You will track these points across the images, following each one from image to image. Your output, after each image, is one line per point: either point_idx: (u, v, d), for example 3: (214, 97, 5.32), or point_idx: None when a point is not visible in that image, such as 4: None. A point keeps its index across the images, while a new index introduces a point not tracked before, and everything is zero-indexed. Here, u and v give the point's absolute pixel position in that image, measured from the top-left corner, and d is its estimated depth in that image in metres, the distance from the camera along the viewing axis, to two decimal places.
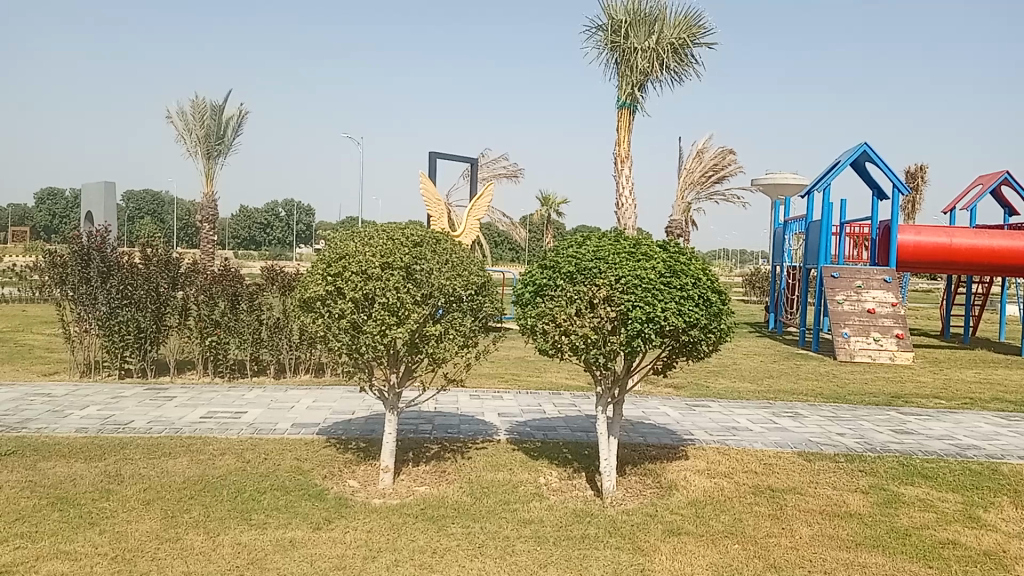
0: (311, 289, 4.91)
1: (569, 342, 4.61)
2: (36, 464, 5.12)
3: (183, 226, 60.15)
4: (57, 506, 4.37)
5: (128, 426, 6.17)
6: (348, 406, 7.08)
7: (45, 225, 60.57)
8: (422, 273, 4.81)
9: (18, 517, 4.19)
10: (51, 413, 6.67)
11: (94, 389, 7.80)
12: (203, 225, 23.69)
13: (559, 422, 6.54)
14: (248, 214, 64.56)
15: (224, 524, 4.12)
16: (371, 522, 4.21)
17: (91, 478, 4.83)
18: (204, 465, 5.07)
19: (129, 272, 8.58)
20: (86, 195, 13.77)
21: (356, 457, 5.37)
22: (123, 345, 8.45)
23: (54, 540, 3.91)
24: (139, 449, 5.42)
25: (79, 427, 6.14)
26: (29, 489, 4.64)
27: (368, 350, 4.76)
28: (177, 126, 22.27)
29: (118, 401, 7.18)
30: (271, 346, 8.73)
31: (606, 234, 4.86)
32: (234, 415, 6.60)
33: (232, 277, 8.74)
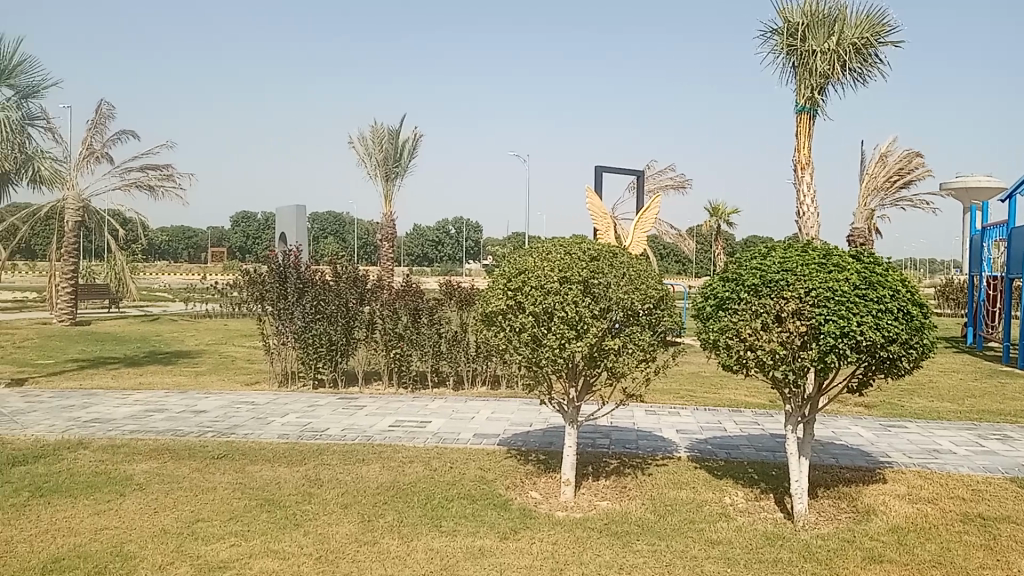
0: (492, 303, 5.03)
1: (755, 358, 4.44)
2: (246, 467, 5.56)
3: (362, 245, 63.41)
4: (265, 507, 4.70)
5: (324, 433, 6.55)
6: (527, 418, 7.18)
7: (240, 246, 65.55)
8: (601, 287, 4.80)
9: (232, 517, 4.55)
10: (256, 419, 7.20)
11: (292, 398, 8.34)
12: (383, 243, 24.95)
13: (742, 441, 6.34)
14: (421, 231, 67.21)
15: (417, 529, 4.28)
16: (556, 534, 4.24)
17: (294, 482, 5.16)
18: (394, 472, 5.30)
19: (322, 289, 9.13)
20: (280, 218, 14.75)
21: (537, 469, 5.43)
22: (316, 357, 9.00)
23: (264, 539, 4.20)
24: (335, 455, 5.74)
25: (281, 433, 6.58)
26: (241, 491, 5.03)
27: (549, 363, 4.81)
28: (359, 151, 23.59)
29: (314, 409, 7.63)
30: (450, 358, 8.97)
31: (792, 245, 4.69)
32: (420, 424, 6.87)
33: (414, 293, 9.17)
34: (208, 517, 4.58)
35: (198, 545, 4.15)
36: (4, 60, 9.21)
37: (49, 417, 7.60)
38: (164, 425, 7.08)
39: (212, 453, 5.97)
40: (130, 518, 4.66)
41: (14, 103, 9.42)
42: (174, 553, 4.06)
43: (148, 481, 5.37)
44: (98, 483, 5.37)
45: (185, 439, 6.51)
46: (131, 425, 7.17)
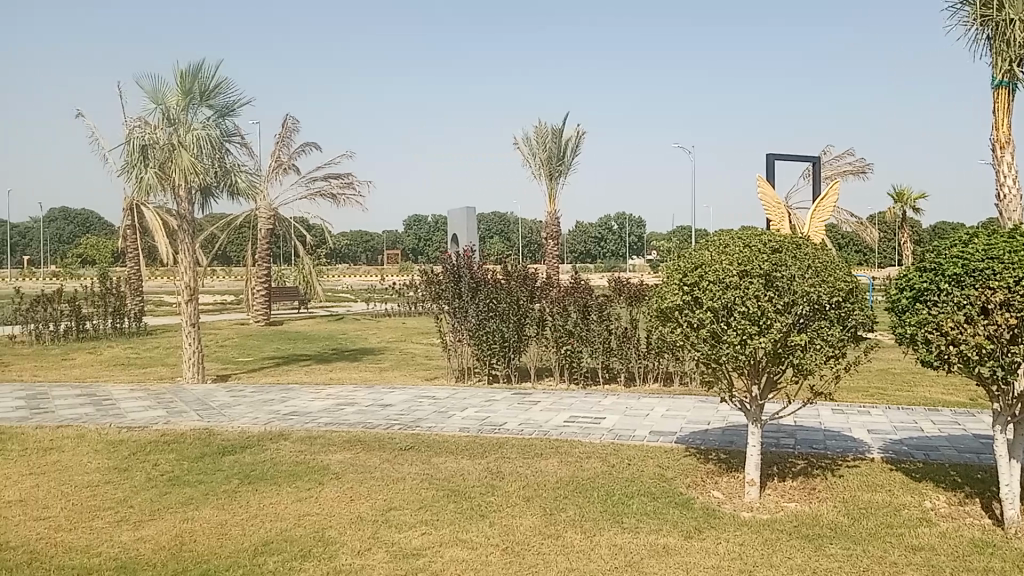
0: (668, 299, 4.98)
1: (958, 353, 4.15)
2: (431, 459, 5.81)
3: (527, 243, 64.41)
4: (451, 498, 4.88)
5: (502, 427, 6.72)
6: (704, 416, 7.04)
7: (411, 248, 68.28)
8: (784, 280, 4.64)
9: (422, 507, 4.76)
10: (437, 413, 7.50)
11: (470, 393, 8.61)
12: (548, 241, 25.24)
13: (941, 442, 5.93)
14: (585, 229, 67.37)
15: (599, 525, 4.32)
16: (742, 535, 4.15)
17: (477, 474, 5.33)
18: (573, 467, 5.37)
19: (494, 287, 9.39)
20: (451, 220, 15.23)
21: (718, 468, 5.33)
22: (490, 353, 9.22)
23: (453, 529, 4.37)
24: (514, 449, 5.88)
25: (462, 427, 6.81)
26: (428, 481, 5.26)
27: (730, 360, 4.71)
28: (523, 151, 23.95)
29: (491, 404, 7.85)
30: (621, 355, 8.97)
31: (998, 230, 4.34)
32: (595, 420, 6.89)
33: (583, 289, 9.26)
34: (399, 506, 4.82)
35: (392, 533, 4.37)
36: (205, 82, 10.06)
37: (251, 410, 8.25)
38: (353, 418, 7.51)
39: (400, 446, 6.28)
40: (329, 506, 4.97)
41: (214, 121, 10.28)
42: (371, 539, 4.30)
43: (343, 470, 5.72)
44: (299, 471, 5.78)
45: (374, 431, 6.88)
46: (325, 418, 7.66)
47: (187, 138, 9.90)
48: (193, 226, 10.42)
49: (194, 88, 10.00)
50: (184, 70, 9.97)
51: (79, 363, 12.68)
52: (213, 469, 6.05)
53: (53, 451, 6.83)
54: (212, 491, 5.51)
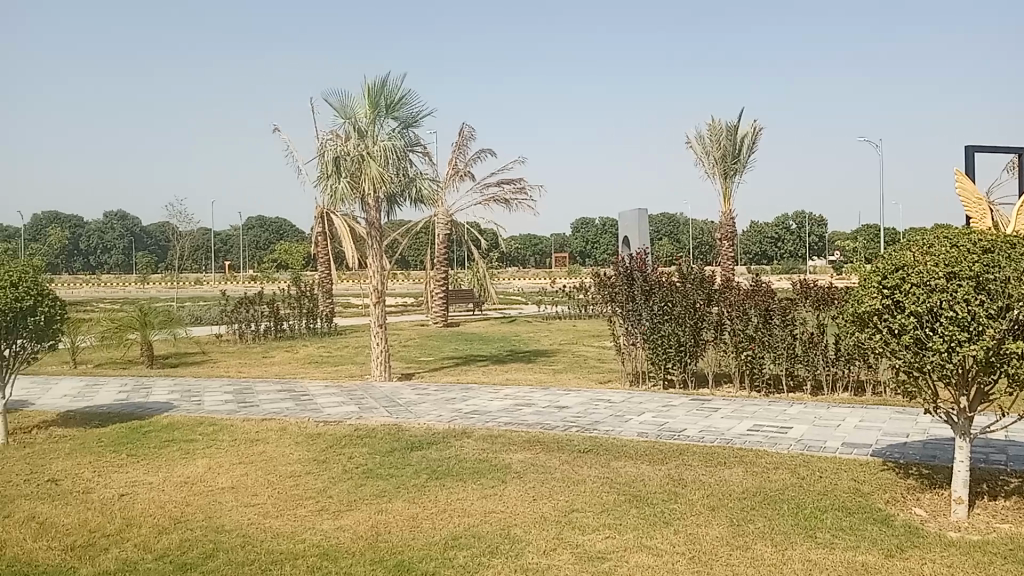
0: (866, 303, 4.71)
1: None
2: (611, 463, 5.80)
3: (698, 245, 63.00)
4: (634, 503, 4.85)
5: (683, 433, 6.61)
6: (901, 428, 6.60)
7: (581, 250, 68.57)
8: (997, 284, 4.27)
9: (605, 510, 4.76)
10: (615, 417, 7.49)
11: (646, 397, 8.53)
12: (722, 242, 24.55)
13: None
14: (760, 229, 65.05)
15: (790, 538, 4.16)
16: (951, 556, 3.85)
17: (659, 480, 5.27)
18: (759, 478, 5.19)
19: (669, 289, 9.29)
20: (623, 221, 15.17)
21: (919, 484, 4.98)
22: (665, 358, 9.10)
23: (637, 534, 4.34)
24: (697, 456, 5.77)
25: (641, 431, 6.76)
26: (610, 485, 5.26)
27: (935, 369, 4.39)
28: (696, 150, 23.45)
29: (670, 409, 7.74)
30: (806, 362, 8.60)
31: None
32: (781, 429, 6.64)
33: (765, 292, 8.94)
34: (582, 508, 4.85)
35: (577, 535, 4.40)
36: (391, 95, 10.60)
37: (435, 407, 8.57)
38: (532, 419, 7.64)
39: (579, 447, 6.32)
40: (513, 504, 5.08)
41: (399, 132, 10.80)
42: (556, 540, 4.35)
43: (525, 470, 5.83)
44: (482, 469, 5.95)
45: (553, 432, 6.96)
46: (505, 417, 7.83)
47: (375, 149, 10.46)
48: (382, 233, 10.98)
49: (380, 100, 10.58)
50: (371, 84, 10.57)
51: (278, 360, 13.66)
52: (402, 464, 6.33)
53: (259, 442, 7.40)
54: (402, 485, 5.77)
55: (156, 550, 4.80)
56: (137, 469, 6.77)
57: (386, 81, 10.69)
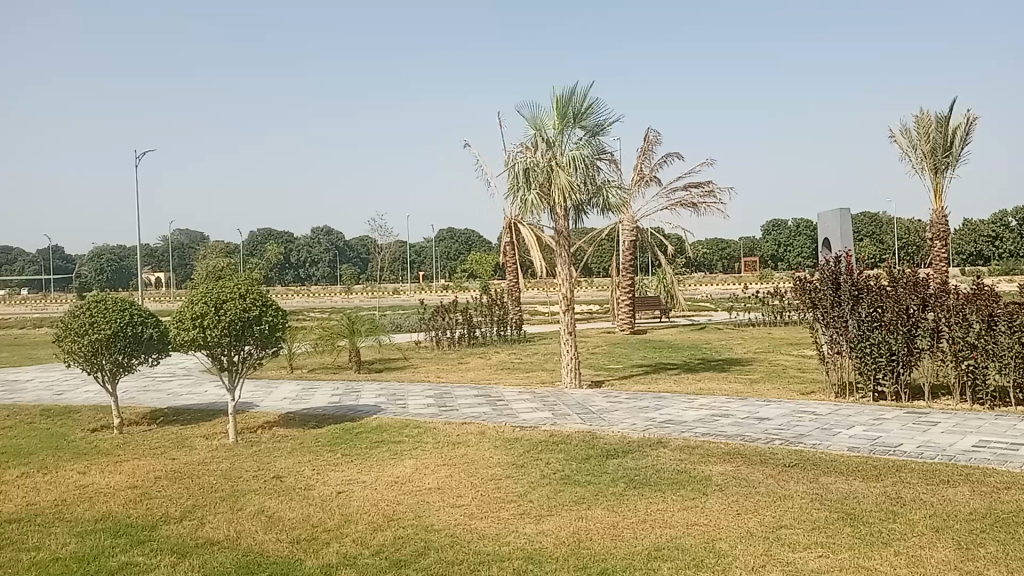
0: None
1: None
2: (819, 478, 5.54)
3: (903, 246, 58.79)
4: (847, 521, 4.61)
5: (898, 448, 6.19)
6: None
7: (772, 254, 65.95)
8: None
9: (815, 528, 4.56)
10: (821, 430, 7.13)
11: (854, 409, 8.07)
12: (933, 241, 22.77)
13: None
14: (975, 227, 59.74)
15: None
16: None
17: (874, 498, 4.96)
18: (990, 499, 4.75)
19: (879, 295, 8.81)
20: (823, 222, 14.46)
21: None
22: (875, 367, 8.60)
23: (852, 554, 4.12)
24: (915, 474, 5.38)
25: (851, 446, 6.41)
26: (819, 501, 5.02)
27: None
28: (902, 143, 21.92)
29: (881, 423, 7.27)
30: None
31: None
32: (1012, 446, 6.06)
33: (989, 295, 8.13)
34: (791, 524, 4.66)
35: (786, 552, 4.24)
36: (578, 105, 10.68)
37: (630, 416, 8.53)
38: (731, 430, 7.44)
39: (783, 461, 6.08)
40: (716, 517, 4.97)
41: (587, 141, 10.88)
42: (764, 556, 4.21)
43: (726, 482, 5.69)
44: (682, 480, 5.86)
45: (753, 444, 6.74)
46: (703, 428, 7.68)
47: (563, 160, 10.61)
48: (570, 242, 11.09)
49: (569, 110, 10.70)
50: (560, 94, 10.72)
51: (473, 367, 14.12)
52: (600, 471, 6.36)
53: (460, 445, 7.69)
54: (601, 493, 5.79)
55: (372, 546, 5.11)
56: (351, 468, 7.23)
57: (573, 91, 10.79)
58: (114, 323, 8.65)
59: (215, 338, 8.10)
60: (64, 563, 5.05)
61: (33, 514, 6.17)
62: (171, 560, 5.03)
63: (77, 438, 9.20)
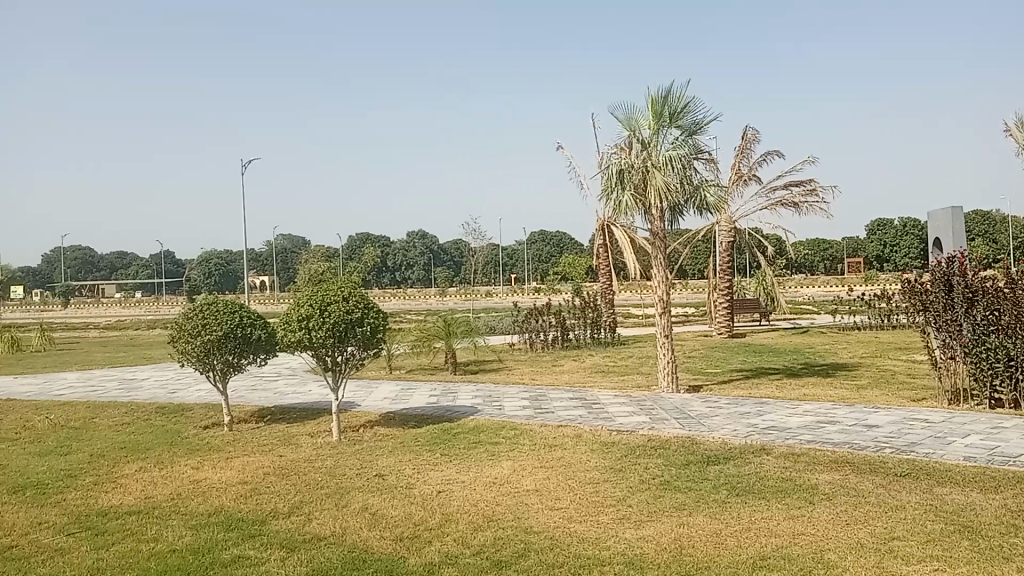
0: None
1: None
2: (933, 489, 5.30)
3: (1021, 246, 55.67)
4: (965, 534, 4.40)
5: (1019, 459, 5.87)
6: None
7: (877, 255, 63.48)
8: None
9: (931, 540, 4.37)
10: (934, 438, 6.82)
11: (970, 417, 7.69)
12: None
13: None
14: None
15: None
16: None
17: (994, 511, 4.72)
18: None
19: (996, 297, 8.34)
20: (933, 220, 13.83)
21: None
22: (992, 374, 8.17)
23: (972, 569, 3.94)
24: None
25: (967, 456, 6.11)
26: (935, 513, 4.80)
27: None
28: (1017, 137, 20.79)
29: (1000, 432, 6.90)
30: None
31: None
32: None
33: None
34: (904, 536, 4.48)
35: (899, 565, 4.08)
36: (674, 105, 10.55)
37: (730, 421, 8.35)
38: (837, 437, 7.19)
39: (894, 471, 5.84)
40: (824, 527, 4.82)
41: (683, 141, 10.72)
42: (875, 568, 4.07)
43: (834, 491, 5.50)
44: (787, 488, 5.70)
45: (861, 453, 6.50)
46: (807, 434, 7.45)
47: (659, 160, 10.48)
48: (666, 244, 10.93)
49: (664, 110, 10.56)
50: (655, 95, 10.60)
51: (568, 369, 14.11)
52: (700, 478, 6.25)
53: (557, 448, 7.69)
54: (703, 499, 5.69)
55: (473, 546, 5.16)
56: (450, 467, 7.33)
57: (668, 91, 10.67)
58: (225, 323, 9.04)
59: (320, 339, 8.38)
60: (181, 554, 5.30)
61: (152, 507, 6.51)
62: (281, 554, 5.22)
63: (190, 434, 9.64)
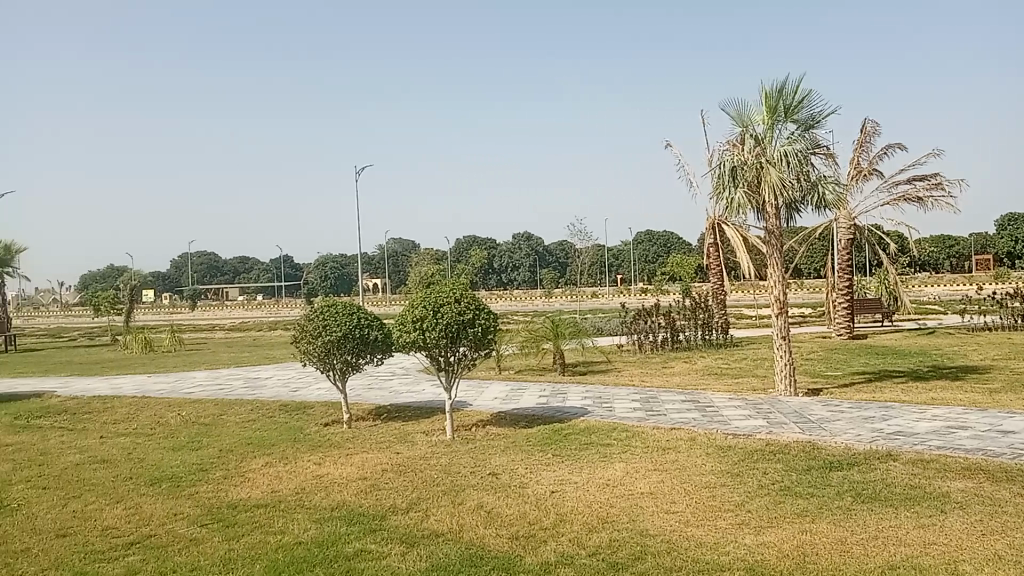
0: None
1: None
2: None
3: None
4: None
5: None
6: None
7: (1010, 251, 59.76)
8: None
9: None
10: None
11: None
12: None
13: None
14: None
15: None
16: None
17: None
18: None
19: None
20: None
21: None
22: None
23: None
24: None
25: None
26: None
27: None
28: None
29: None
30: None
31: None
32: None
33: None
34: None
35: None
36: (790, 98, 10.22)
37: (853, 426, 8.03)
38: (970, 444, 6.81)
39: None
40: (957, 537, 4.58)
41: (800, 136, 10.38)
42: None
43: (968, 500, 5.21)
44: (916, 496, 5.45)
45: (998, 460, 6.14)
46: (937, 440, 7.09)
47: (775, 157, 10.18)
48: (782, 241, 10.60)
49: (779, 104, 10.25)
50: (770, 89, 10.30)
51: (679, 371, 13.89)
52: (823, 483, 6.04)
53: (671, 451, 7.58)
54: (826, 506, 5.50)
55: (588, 547, 5.16)
56: (563, 468, 7.34)
57: (784, 83, 10.34)
58: (344, 324, 9.33)
59: (434, 339, 8.54)
60: (307, 546, 5.52)
61: (278, 500, 6.79)
62: (400, 549, 5.35)
63: (311, 431, 10.01)
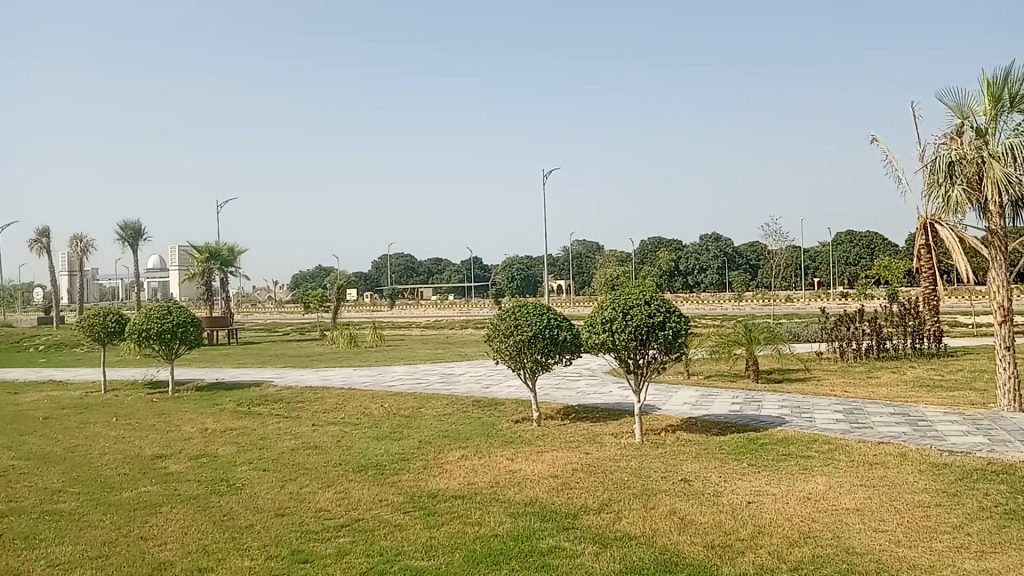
0: None
1: None
2: None
3: None
4: None
5: None
6: None
7: None
8: None
9: None
10: None
11: None
12: None
13: None
14: None
15: None
16: None
17: None
18: None
19: None
20: None
21: None
22: None
23: None
24: None
25: None
26: None
27: None
28: None
29: None
30: None
31: None
32: None
33: None
34: None
35: None
36: (1016, 85, 9.32)
37: None
38: None
39: None
40: None
41: None
42: None
43: None
44: None
45: None
46: None
47: (998, 150, 9.32)
48: (1006, 243, 9.68)
49: (1004, 92, 9.37)
50: (992, 77, 9.45)
51: (885, 382, 13.03)
52: None
53: (878, 466, 7.13)
54: None
55: (790, 562, 4.96)
56: (758, 478, 7.10)
57: (1008, 69, 9.44)
58: (535, 325, 9.51)
59: (623, 341, 8.52)
60: (502, 539, 5.69)
61: (475, 493, 7.03)
62: (594, 549, 5.40)
63: (503, 428, 10.29)
